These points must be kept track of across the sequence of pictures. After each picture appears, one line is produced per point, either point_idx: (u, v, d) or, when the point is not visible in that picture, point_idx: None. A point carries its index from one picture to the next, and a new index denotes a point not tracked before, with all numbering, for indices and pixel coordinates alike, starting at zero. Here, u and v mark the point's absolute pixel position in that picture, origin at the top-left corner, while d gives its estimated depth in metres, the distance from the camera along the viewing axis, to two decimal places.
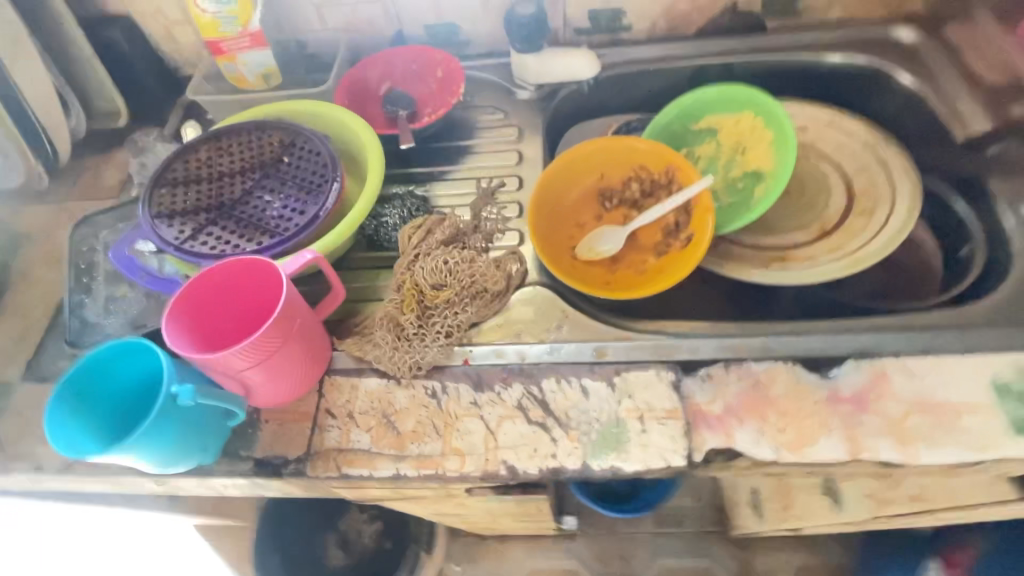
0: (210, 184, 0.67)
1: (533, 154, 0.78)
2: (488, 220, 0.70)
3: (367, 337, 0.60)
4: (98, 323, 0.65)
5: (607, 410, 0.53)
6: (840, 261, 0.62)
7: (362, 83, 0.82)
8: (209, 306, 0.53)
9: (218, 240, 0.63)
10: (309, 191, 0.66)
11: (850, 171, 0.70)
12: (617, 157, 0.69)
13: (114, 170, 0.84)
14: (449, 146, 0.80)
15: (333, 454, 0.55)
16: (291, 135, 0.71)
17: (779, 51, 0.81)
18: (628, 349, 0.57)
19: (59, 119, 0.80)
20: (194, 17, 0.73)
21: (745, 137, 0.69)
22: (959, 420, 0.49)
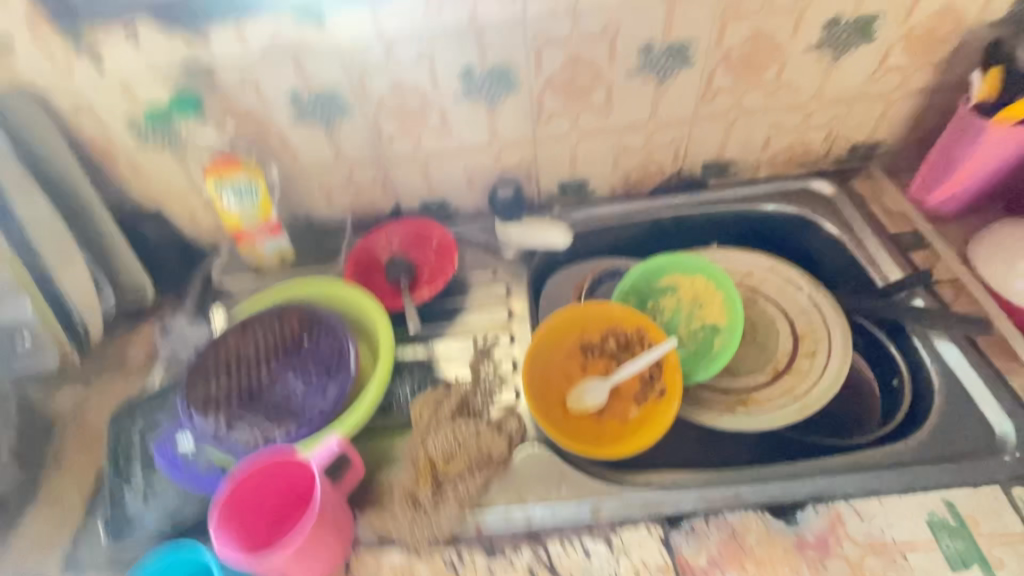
0: (239, 372, 0.76)
1: (521, 310, 0.89)
2: (486, 381, 0.80)
3: (387, 510, 0.67)
4: (139, 514, 0.71)
5: (608, 569, 0.61)
6: (793, 404, 0.74)
7: (367, 256, 0.92)
8: (247, 500, 0.60)
9: (252, 428, 0.71)
10: (328, 372, 0.75)
11: (794, 314, 0.82)
12: (594, 318, 0.80)
13: (140, 346, 0.92)
14: (446, 306, 0.90)
15: None
16: (309, 316, 0.81)
17: (721, 204, 0.95)
18: (620, 506, 0.65)
19: (94, 305, 0.89)
20: (221, 214, 0.85)
21: (699, 295, 0.81)
22: (907, 560, 0.58)
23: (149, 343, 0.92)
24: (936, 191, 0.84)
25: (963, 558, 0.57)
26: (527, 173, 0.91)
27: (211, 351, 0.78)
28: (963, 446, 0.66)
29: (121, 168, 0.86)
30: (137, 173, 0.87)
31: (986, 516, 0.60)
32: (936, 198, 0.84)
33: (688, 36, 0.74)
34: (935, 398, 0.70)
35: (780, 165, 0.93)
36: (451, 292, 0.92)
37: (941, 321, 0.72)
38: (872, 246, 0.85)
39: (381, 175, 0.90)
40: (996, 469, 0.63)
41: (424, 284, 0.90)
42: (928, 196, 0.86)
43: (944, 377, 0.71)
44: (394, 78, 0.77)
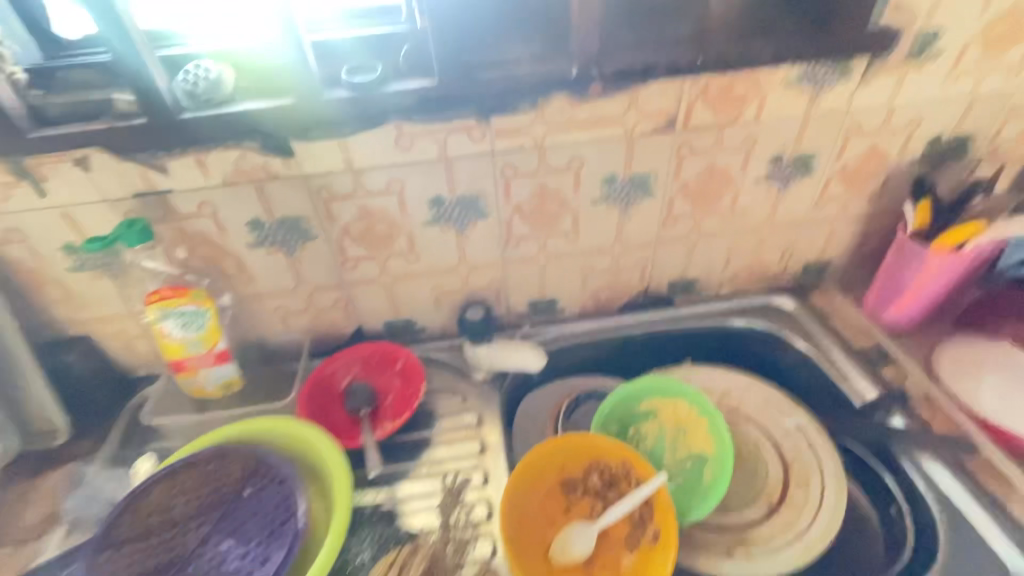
0: (159, 538, 0.63)
1: (494, 441, 0.81)
2: (456, 531, 0.71)
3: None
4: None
5: None
6: (793, 548, 0.68)
7: (323, 386, 0.84)
8: None
9: None
10: (270, 532, 0.64)
11: (780, 438, 0.78)
12: (574, 451, 0.74)
13: (39, 501, 0.77)
14: (411, 438, 0.82)
15: None
16: (252, 460, 0.70)
17: (690, 321, 0.95)
18: None
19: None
20: (161, 342, 0.77)
21: (682, 421, 0.77)
22: None
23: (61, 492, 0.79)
24: (890, 310, 0.87)
25: None
26: (496, 293, 0.90)
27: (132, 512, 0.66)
28: None
29: (48, 295, 0.77)
30: (65, 300, 0.78)
31: None
32: (891, 316, 0.87)
33: (648, 170, 0.79)
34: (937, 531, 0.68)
35: (742, 283, 0.95)
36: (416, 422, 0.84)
37: None
38: (843, 363, 0.86)
39: (343, 297, 0.86)
40: None
41: (384, 421, 0.81)
42: (883, 314, 0.89)
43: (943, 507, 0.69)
44: (361, 205, 0.76)
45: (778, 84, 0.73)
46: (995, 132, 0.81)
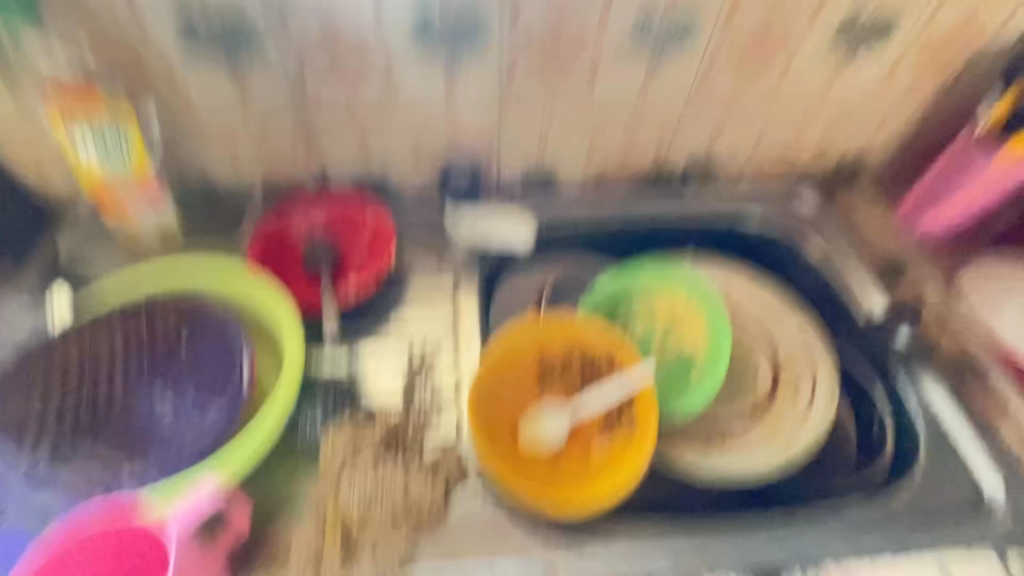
0: (79, 384, 0.56)
1: (466, 317, 0.73)
2: (420, 406, 0.66)
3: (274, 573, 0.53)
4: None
5: None
6: (773, 448, 0.66)
7: (278, 239, 0.73)
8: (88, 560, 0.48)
9: (98, 466, 0.54)
10: (209, 388, 0.57)
11: (780, 342, 0.73)
12: (555, 334, 0.67)
13: None
14: (377, 304, 0.72)
15: None
16: (187, 309, 0.61)
17: (701, 210, 0.83)
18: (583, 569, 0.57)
19: None
20: (76, 168, 0.64)
21: (677, 315, 0.70)
22: None
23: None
24: (930, 217, 0.77)
25: None
26: (488, 145, 0.75)
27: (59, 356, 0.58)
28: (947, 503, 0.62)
29: None
30: None
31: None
32: (928, 225, 0.78)
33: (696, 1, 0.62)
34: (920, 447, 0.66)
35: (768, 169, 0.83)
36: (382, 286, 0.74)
37: None
38: (859, 270, 0.78)
39: (301, 133, 0.71)
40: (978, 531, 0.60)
41: (348, 279, 0.70)
42: (918, 223, 0.79)
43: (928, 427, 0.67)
44: (326, 13, 0.60)
45: None
46: None
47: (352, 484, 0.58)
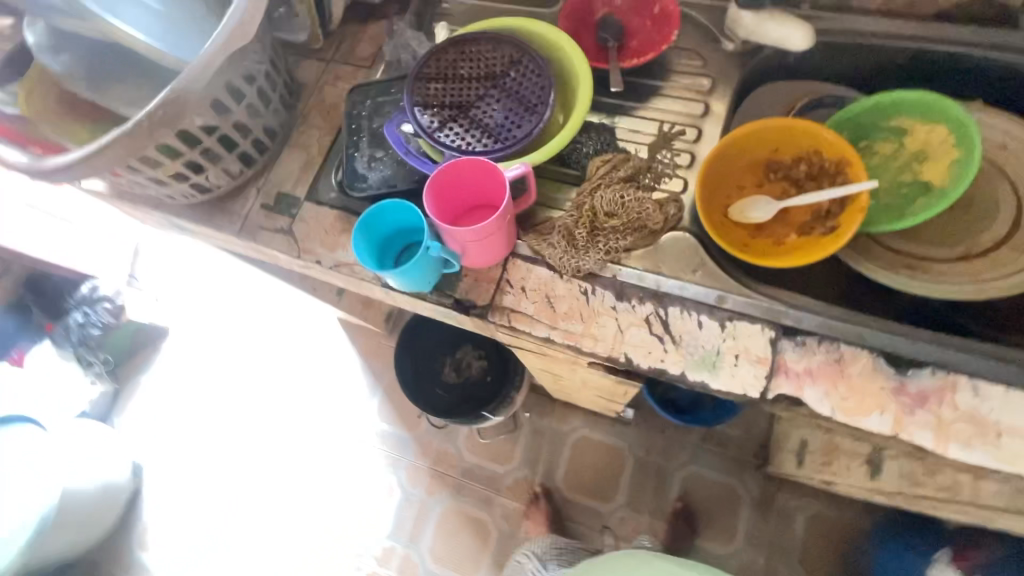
0: (456, 83, 0.72)
1: (721, 109, 0.72)
2: (658, 164, 0.69)
3: (545, 236, 0.68)
4: (364, 175, 0.74)
5: (712, 341, 0.60)
6: (964, 283, 0.59)
7: (520, 95, 0.71)
8: (445, 189, 0.65)
9: (466, 130, 0.70)
10: (493, 133, 0.69)
11: (1000, 154, 0.63)
12: (800, 141, 0.65)
13: (327, 210, 0.78)
14: (588, 141, 0.71)
15: (506, 310, 0.67)
16: (499, 89, 0.71)
17: (994, 122, 0.64)
18: (746, 302, 0.61)
19: (263, 221, 0.80)
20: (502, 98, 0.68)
21: (930, 146, 0.62)
22: (1002, 440, 0.52)
23: (279, 173, 0.82)
24: None
25: None
26: (706, 108, 0.72)
27: (376, 114, 0.77)
28: None
29: (322, 241, 0.77)
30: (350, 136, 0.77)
31: None
32: None
33: None
34: None
35: None
36: (660, 69, 0.75)
37: None
38: None
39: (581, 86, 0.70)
40: None
41: (512, 151, 0.68)
42: None
43: None
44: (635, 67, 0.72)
45: None
46: None
47: (604, 191, 0.67)
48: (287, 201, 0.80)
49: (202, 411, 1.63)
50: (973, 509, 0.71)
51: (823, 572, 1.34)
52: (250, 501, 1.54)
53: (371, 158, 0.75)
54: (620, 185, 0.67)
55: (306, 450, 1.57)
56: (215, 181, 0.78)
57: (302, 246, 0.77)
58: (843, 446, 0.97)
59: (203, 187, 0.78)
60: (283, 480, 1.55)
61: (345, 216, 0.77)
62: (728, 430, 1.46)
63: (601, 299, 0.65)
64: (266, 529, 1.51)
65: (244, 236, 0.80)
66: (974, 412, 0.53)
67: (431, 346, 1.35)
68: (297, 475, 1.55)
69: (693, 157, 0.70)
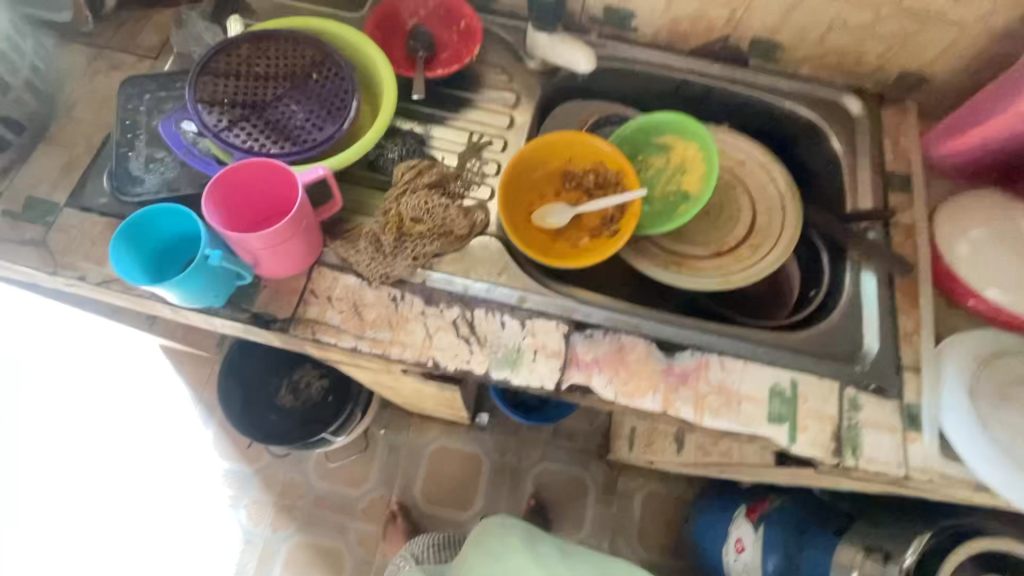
0: (248, 81, 0.67)
1: (524, 121, 0.77)
2: (466, 172, 0.72)
3: (352, 242, 0.66)
4: (141, 179, 0.66)
5: (513, 340, 0.63)
6: (714, 278, 0.70)
7: (319, 96, 0.68)
8: (231, 194, 0.59)
9: (258, 130, 0.65)
10: (289, 134, 0.66)
11: (740, 168, 0.77)
12: (586, 154, 0.73)
13: (95, 218, 0.67)
14: (398, 149, 0.72)
15: (310, 322, 0.64)
16: (297, 89, 0.68)
17: (736, 142, 0.78)
18: (543, 300, 0.65)
19: (6, 231, 0.66)
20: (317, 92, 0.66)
21: (685, 160, 0.72)
22: (742, 406, 0.61)
23: (30, 175, 0.69)
24: (958, 139, 0.70)
25: (779, 415, 0.61)
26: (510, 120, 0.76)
27: (157, 110, 0.69)
28: (832, 349, 0.66)
29: (87, 254, 0.66)
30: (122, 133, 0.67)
31: (816, 397, 0.62)
32: (955, 148, 0.71)
33: (785, 379, 0.62)
34: (830, 326, 0.67)
35: (775, 210, 0.74)
36: (469, 80, 0.78)
37: (830, 342, 0.66)
38: (861, 176, 0.74)
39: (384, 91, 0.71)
40: (842, 369, 0.63)
41: (310, 154, 0.65)
42: (948, 148, 0.71)
43: (851, 297, 0.68)
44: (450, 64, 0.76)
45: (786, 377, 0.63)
46: (883, 201, 0.72)
47: (408, 196, 0.66)
48: (41, 208, 0.67)
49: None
50: (745, 468, 0.84)
51: (659, 545, 1.49)
52: None
53: (151, 160, 0.67)
54: (424, 190, 0.67)
55: (110, 506, 1.32)
56: None
57: (61, 261, 0.65)
58: (659, 427, 1.09)
59: None
60: None
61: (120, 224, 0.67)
62: (575, 426, 1.56)
63: (409, 305, 0.64)
64: None
65: None
66: (722, 385, 0.62)
67: (263, 368, 1.24)
68: None
69: (499, 166, 0.74)
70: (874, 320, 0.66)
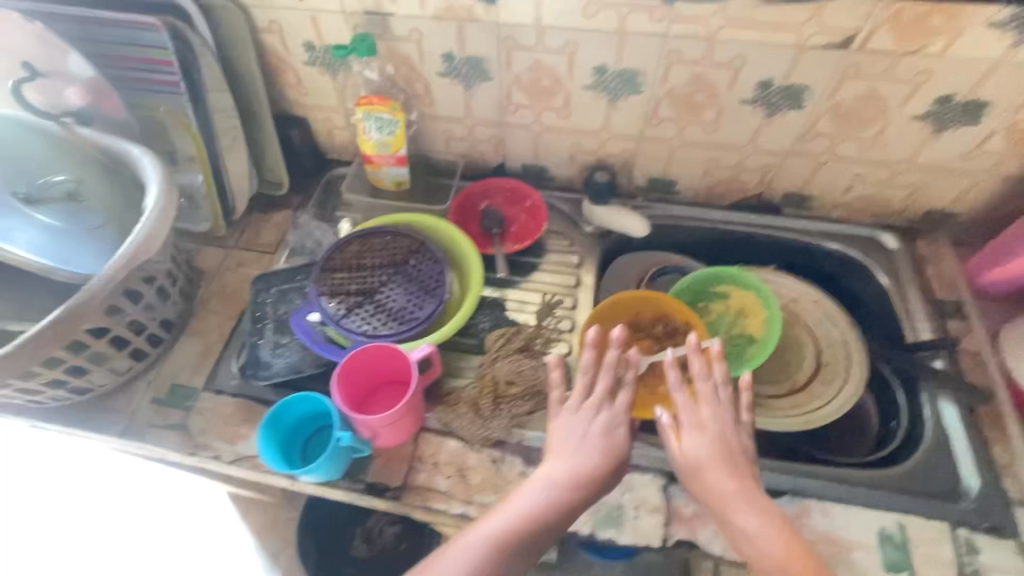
0: (361, 272, 0.79)
1: (590, 279, 0.86)
2: (546, 329, 0.80)
3: (452, 407, 0.73)
4: (269, 362, 0.75)
5: (613, 496, 0.67)
6: (795, 417, 0.74)
7: (420, 279, 0.79)
8: (355, 377, 0.69)
9: (372, 314, 0.76)
10: (398, 316, 0.76)
11: (795, 307, 0.83)
12: (653, 305, 0.80)
13: (226, 399, 0.76)
14: (485, 317, 0.81)
15: (421, 488, 0.68)
16: (402, 273, 0.80)
17: (786, 282, 0.85)
18: (635, 454, 0.70)
19: (151, 417, 0.75)
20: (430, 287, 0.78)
21: (746, 305, 0.80)
22: (853, 555, 0.61)
23: (173, 365, 0.79)
24: (999, 271, 0.76)
25: (894, 564, 0.60)
26: (579, 280, 0.86)
27: (281, 301, 0.80)
28: (929, 486, 0.67)
29: (220, 433, 0.74)
30: (253, 323, 0.78)
31: (927, 540, 0.62)
32: (997, 278, 0.77)
33: (892, 524, 0.62)
34: (920, 459, 0.69)
35: (838, 346, 0.79)
36: (538, 249, 0.89)
37: (926, 478, 0.67)
38: (913, 307, 0.79)
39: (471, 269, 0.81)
40: (947, 509, 0.63)
41: (415, 329, 0.74)
42: (991, 278, 0.77)
43: (935, 429, 0.70)
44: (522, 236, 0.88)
45: (891, 520, 0.63)
46: (942, 330, 0.77)
47: (501, 361, 0.75)
48: (180, 393, 0.77)
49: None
50: None
51: None
52: None
53: (276, 345, 0.77)
54: (514, 355, 0.76)
55: None
56: (98, 381, 0.74)
57: (196, 442, 0.73)
58: None
59: (83, 389, 0.73)
60: None
61: (245, 403, 0.76)
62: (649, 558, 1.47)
63: (511, 466, 0.69)
64: None
65: (126, 436, 0.74)
66: (828, 534, 0.63)
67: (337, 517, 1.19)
68: None
69: (573, 322, 0.82)
70: (965, 453, 0.68)
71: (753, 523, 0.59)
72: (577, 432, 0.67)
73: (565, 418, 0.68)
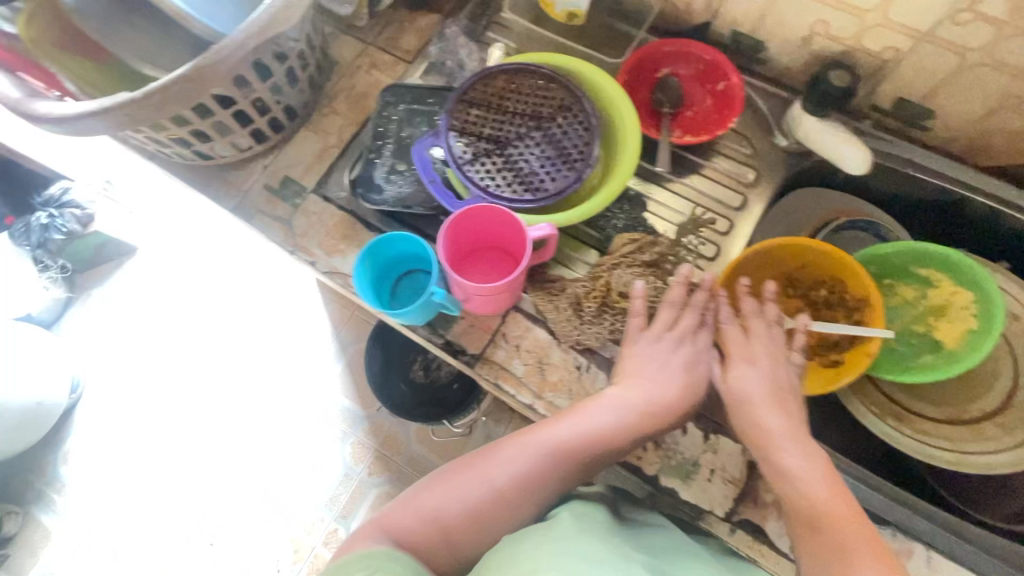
0: (499, 114, 0.68)
1: (758, 207, 0.70)
2: (683, 250, 0.67)
3: (552, 297, 0.65)
4: (380, 187, 0.70)
5: (692, 451, 0.60)
6: (944, 452, 0.61)
7: (561, 145, 0.67)
8: (462, 232, 0.62)
9: (498, 169, 0.66)
10: (525, 180, 0.66)
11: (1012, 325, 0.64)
12: (825, 267, 0.64)
13: (332, 207, 0.73)
14: (619, 210, 0.69)
15: (496, 365, 0.65)
16: (542, 130, 0.67)
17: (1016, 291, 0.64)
18: None
19: (263, 203, 0.75)
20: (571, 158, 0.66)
21: (951, 305, 0.62)
22: None
23: (290, 156, 0.76)
24: None
25: None
26: (744, 202, 0.70)
27: (407, 122, 0.71)
28: None
29: (320, 239, 0.72)
30: (373, 137, 0.72)
31: None
32: None
33: None
34: None
35: None
36: (708, 149, 0.72)
37: None
38: None
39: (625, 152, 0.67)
40: None
41: (540, 203, 0.65)
42: None
43: None
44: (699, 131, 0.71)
45: None
46: None
47: (622, 271, 0.64)
48: (292, 187, 0.75)
49: (115, 361, 1.29)
50: None
51: None
52: (147, 467, 1.23)
53: (391, 169, 0.70)
54: (639, 268, 0.65)
55: (222, 415, 1.25)
56: (220, 152, 0.73)
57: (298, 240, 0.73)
58: None
59: (207, 154, 0.72)
60: (191, 446, 1.24)
61: (349, 219, 0.73)
62: None
63: (593, 378, 0.64)
64: (155, 489, 1.22)
65: (238, 212, 0.75)
66: None
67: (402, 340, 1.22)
68: (209, 445, 1.24)
69: (719, 250, 0.68)
70: None
71: (796, 462, 0.52)
72: (659, 357, 0.58)
73: (644, 345, 0.59)
